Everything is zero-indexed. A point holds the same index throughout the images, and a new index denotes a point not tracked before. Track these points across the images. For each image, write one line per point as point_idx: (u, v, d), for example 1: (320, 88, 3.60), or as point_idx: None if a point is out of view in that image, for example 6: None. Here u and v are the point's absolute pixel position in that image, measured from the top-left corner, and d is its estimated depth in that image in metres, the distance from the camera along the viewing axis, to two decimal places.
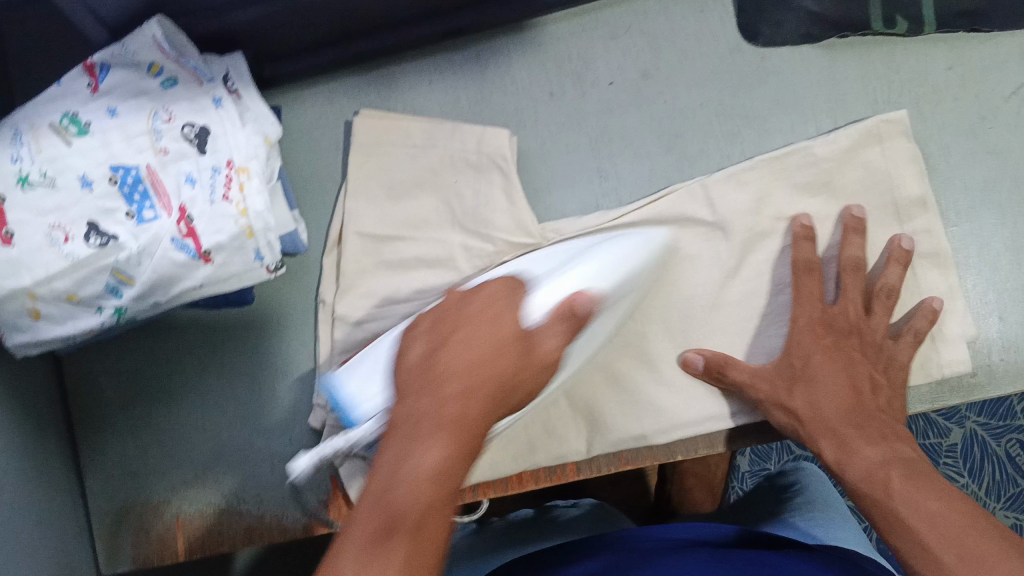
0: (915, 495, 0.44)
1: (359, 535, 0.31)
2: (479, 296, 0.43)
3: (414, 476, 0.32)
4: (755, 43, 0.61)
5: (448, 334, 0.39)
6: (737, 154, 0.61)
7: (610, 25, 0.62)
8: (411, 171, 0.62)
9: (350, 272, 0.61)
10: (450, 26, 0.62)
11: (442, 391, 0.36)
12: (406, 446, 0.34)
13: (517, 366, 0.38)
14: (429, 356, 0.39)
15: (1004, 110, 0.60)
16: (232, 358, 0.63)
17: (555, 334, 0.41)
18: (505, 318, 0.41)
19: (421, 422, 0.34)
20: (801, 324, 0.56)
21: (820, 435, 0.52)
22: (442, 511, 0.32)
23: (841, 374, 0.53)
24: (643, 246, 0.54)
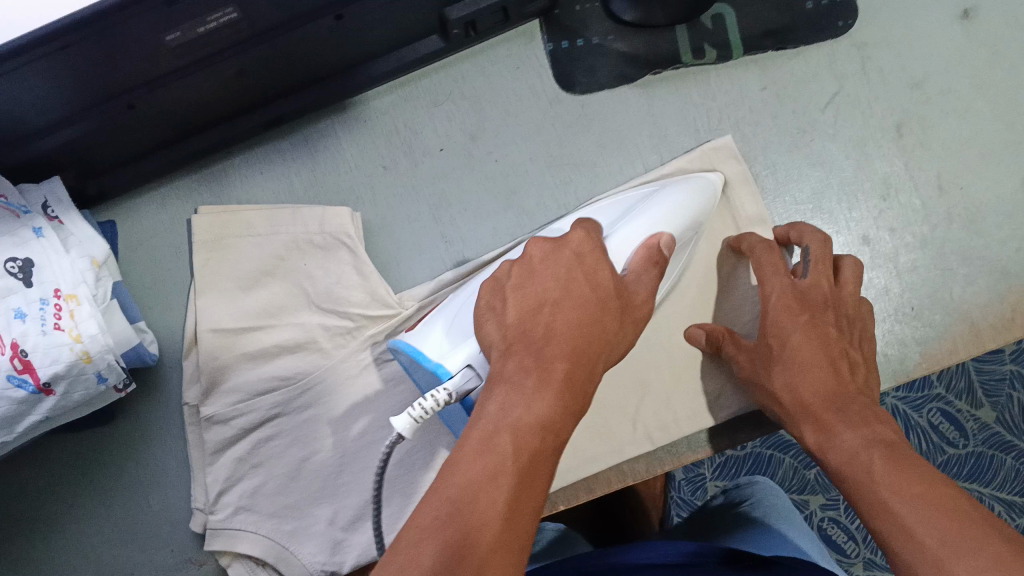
0: (897, 478, 0.42)
1: (474, 468, 0.35)
2: (570, 250, 0.44)
3: (518, 424, 0.37)
4: (573, 92, 0.62)
5: (547, 297, 0.42)
6: (574, 203, 0.61)
7: (432, 92, 0.63)
8: (257, 261, 0.61)
9: (210, 371, 0.59)
10: (271, 117, 0.61)
11: (545, 351, 0.40)
12: (522, 392, 0.38)
13: (614, 322, 0.42)
14: (529, 315, 0.42)
15: (821, 121, 0.62)
16: (100, 478, 0.61)
17: (644, 281, 0.46)
18: (602, 270, 0.44)
19: (535, 371, 0.39)
20: (774, 302, 0.54)
21: (801, 419, 0.50)
22: (541, 457, 0.37)
23: (819, 352, 0.52)
24: (700, 189, 0.56)
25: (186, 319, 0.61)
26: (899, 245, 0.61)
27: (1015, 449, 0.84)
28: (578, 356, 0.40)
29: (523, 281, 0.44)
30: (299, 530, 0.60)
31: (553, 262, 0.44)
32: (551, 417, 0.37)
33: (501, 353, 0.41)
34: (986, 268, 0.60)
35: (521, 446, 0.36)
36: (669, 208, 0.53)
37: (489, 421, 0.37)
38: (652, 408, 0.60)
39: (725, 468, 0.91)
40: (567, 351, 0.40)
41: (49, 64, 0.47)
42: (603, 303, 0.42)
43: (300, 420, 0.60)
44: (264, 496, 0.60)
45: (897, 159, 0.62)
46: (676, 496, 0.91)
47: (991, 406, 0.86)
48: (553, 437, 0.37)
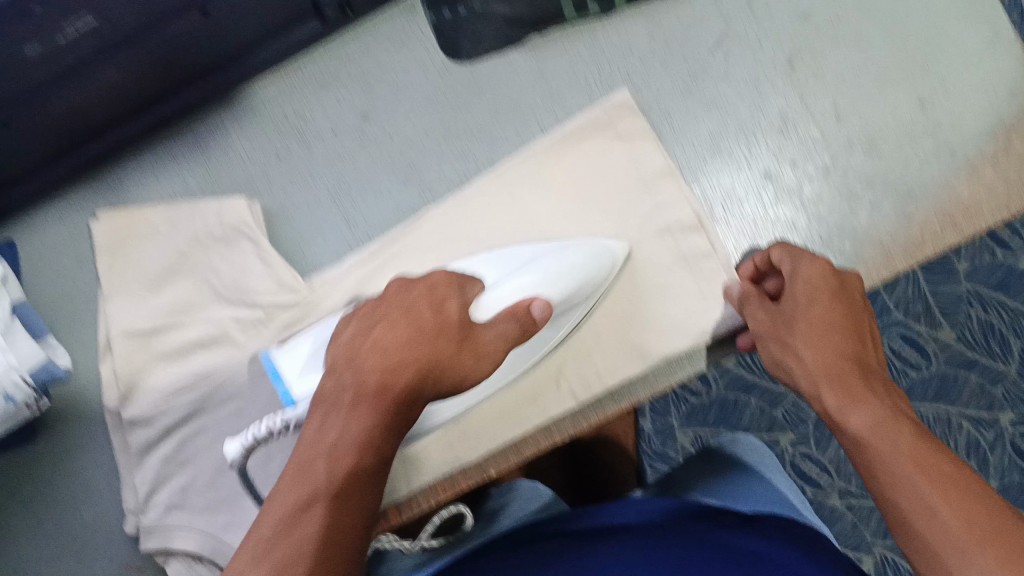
0: (928, 457, 0.43)
1: (304, 531, 0.42)
2: (402, 297, 0.52)
3: (297, 525, 0.41)
4: (460, 60, 0.62)
5: (383, 317, 0.51)
6: (473, 169, 0.61)
7: (317, 74, 0.62)
8: (161, 260, 0.60)
9: (126, 374, 0.59)
10: (155, 119, 0.60)
11: (362, 367, 0.48)
12: (333, 416, 0.47)
13: (445, 353, 0.49)
14: (358, 337, 0.50)
15: (712, 64, 0.62)
16: (32, 495, 0.61)
17: (503, 328, 0.51)
18: (447, 304, 0.51)
19: (355, 395, 0.47)
20: (803, 278, 0.52)
21: (823, 382, 0.49)
22: (362, 473, 0.46)
23: (840, 325, 0.51)
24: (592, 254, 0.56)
25: (99, 324, 0.60)
26: (802, 177, 0.60)
27: (977, 365, 0.91)
28: (393, 370, 0.48)
29: (374, 309, 0.51)
30: (235, 523, 0.59)
31: (397, 297, 0.52)
32: (365, 433, 0.46)
33: (331, 370, 0.50)
34: (891, 192, 0.60)
35: (332, 468, 0.45)
36: (556, 262, 0.54)
37: (310, 444, 0.46)
38: (575, 364, 0.59)
39: (693, 416, 0.93)
40: (388, 367, 0.48)
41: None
42: (437, 331, 0.49)
43: (222, 416, 0.59)
44: (194, 492, 0.59)
45: (792, 93, 0.61)
46: (646, 449, 0.94)
47: (950, 326, 0.91)
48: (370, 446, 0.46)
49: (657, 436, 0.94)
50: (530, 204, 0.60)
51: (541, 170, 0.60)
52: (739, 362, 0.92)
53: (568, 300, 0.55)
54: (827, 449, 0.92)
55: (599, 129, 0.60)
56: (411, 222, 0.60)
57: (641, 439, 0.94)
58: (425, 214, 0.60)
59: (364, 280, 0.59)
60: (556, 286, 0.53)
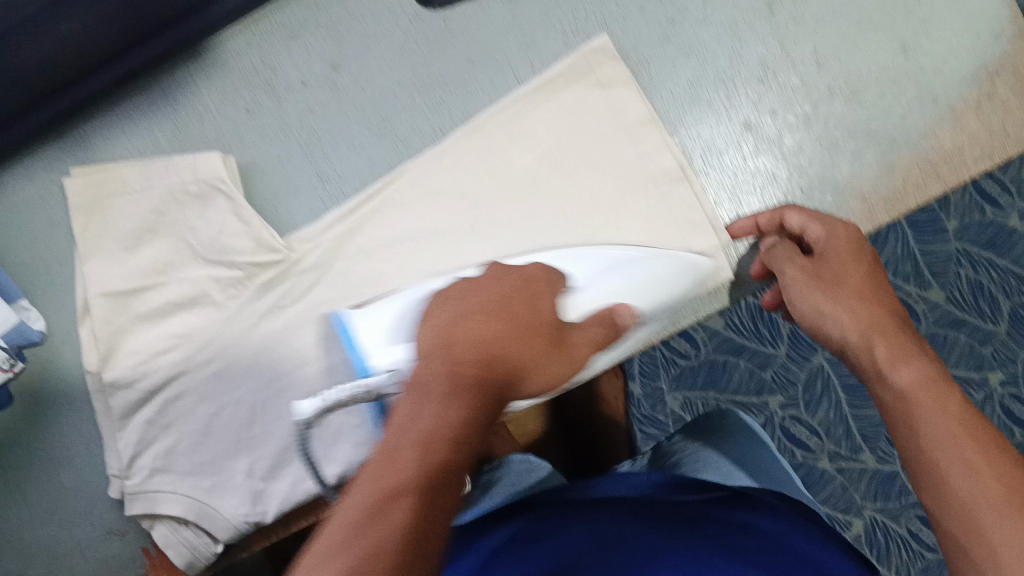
0: (963, 433, 0.44)
1: (385, 486, 0.36)
2: (496, 281, 0.49)
3: (424, 440, 0.38)
4: (432, 8, 0.60)
5: (474, 308, 0.46)
6: (448, 124, 0.60)
7: (286, 25, 0.60)
8: (137, 219, 0.58)
9: (105, 337, 0.58)
10: (121, 73, 0.58)
11: (461, 355, 0.43)
12: (425, 402, 0.40)
13: (540, 352, 0.46)
14: (451, 325, 0.45)
15: (691, 8, 0.60)
16: (10, 462, 0.60)
17: (592, 332, 0.50)
18: (541, 301, 0.48)
19: (433, 384, 0.41)
20: (838, 237, 0.52)
21: (868, 340, 0.49)
22: (447, 472, 0.38)
23: (872, 288, 0.51)
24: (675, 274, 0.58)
25: (77, 284, 0.59)
26: (782, 127, 0.60)
27: (967, 326, 0.90)
28: (490, 362, 0.43)
29: (460, 297, 0.48)
30: (218, 486, 0.59)
31: (484, 288, 0.48)
32: (460, 425, 0.40)
33: (428, 355, 0.44)
34: (872, 141, 0.59)
35: (429, 461, 0.38)
36: (630, 277, 0.57)
37: (402, 424, 0.39)
38: None
39: (683, 379, 0.93)
40: (480, 361, 0.43)
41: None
42: (535, 330, 0.46)
43: (203, 377, 0.58)
44: (179, 455, 0.59)
45: (773, 37, 0.60)
46: (636, 412, 0.93)
47: (940, 286, 0.90)
48: (460, 441, 0.39)
49: (647, 400, 0.93)
50: (511, 157, 0.59)
51: (520, 122, 0.59)
52: (728, 323, 0.92)
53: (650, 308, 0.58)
54: (817, 412, 0.91)
55: (579, 76, 0.59)
56: (389, 178, 0.59)
57: (631, 403, 0.93)
58: (402, 170, 0.59)
59: (342, 238, 0.59)
60: (642, 298, 0.57)
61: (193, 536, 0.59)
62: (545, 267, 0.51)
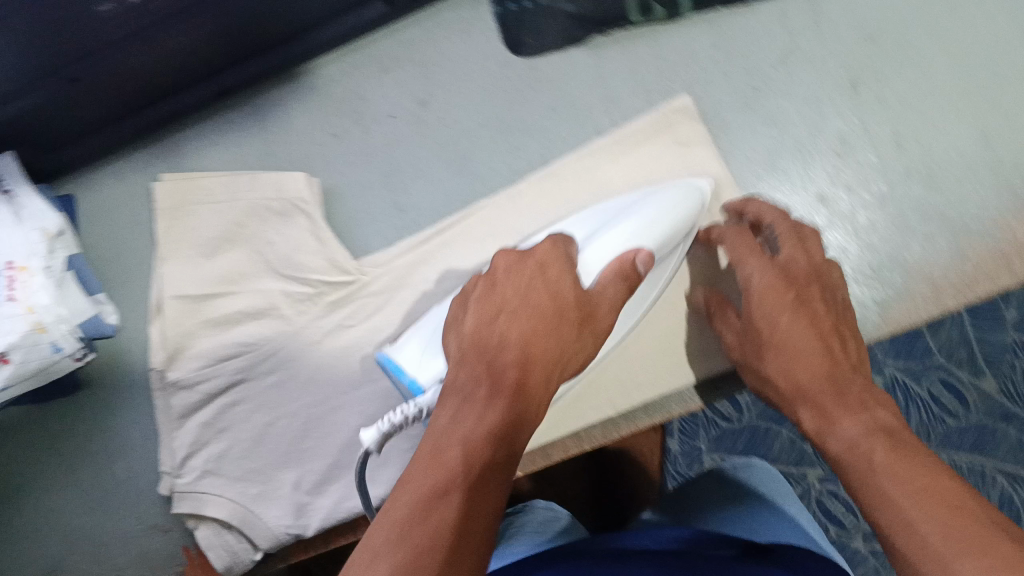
0: (904, 469, 0.39)
1: (422, 487, 0.36)
2: (530, 262, 0.47)
3: (468, 440, 0.38)
4: (521, 54, 0.62)
5: (505, 304, 0.45)
6: (525, 166, 0.61)
7: (380, 59, 0.63)
8: (218, 227, 0.60)
9: (174, 337, 0.59)
10: (218, 88, 0.61)
11: (496, 362, 0.42)
12: (469, 405, 0.40)
13: (563, 338, 0.44)
14: (486, 324, 0.44)
15: (774, 78, 0.61)
16: (69, 448, 0.62)
17: (614, 290, 0.48)
18: (565, 280, 0.46)
19: (484, 386, 0.41)
20: (760, 287, 0.50)
21: (797, 403, 0.47)
22: (486, 467, 0.37)
23: (807, 327, 0.48)
24: (669, 202, 0.55)
25: (152, 284, 0.61)
26: (856, 203, 0.60)
27: (1018, 419, 0.86)
28: (535, 342, 0.43)
29: (487, 290, 0.46)
30: (264, 494, 0.59)
31: (516, 276, 0.46)
32: (496, 425, 0.39)
33: (457, 366, 0.43)
34: (945, 225, 0.59)
35: (467, 459, 0.37)
36: (642, 217, 0.53)
37: (445, 427, 0.39)
38: (615, 376, 0.59)
39: (724, 442, 0.92)
40: (521, 358, 0.42)
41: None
42: (561, 312, 0.44)
43: (264, 386, 0.60)
44: (230, 461, 0.59)
45: (853, 115, 0.61)
46: (670, 471, 0.93)
47: (993, 376, 0.87)
48: (501, 441, 0.39)
49: (683, 459, 0.93)
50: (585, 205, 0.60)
51: (596, 170, 0.60)
52: None
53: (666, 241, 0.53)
54: None
55: (658, 134, 0.60)
56: (462, 214, 0.60)
57: (665, 458, 0.93)
58: (476, 209, 0.60)
59: (411, 267, 0.60)
60: (652, 231, 0.52)
61: (234, 540, 0.59)
62: (558, 238, 0.49)
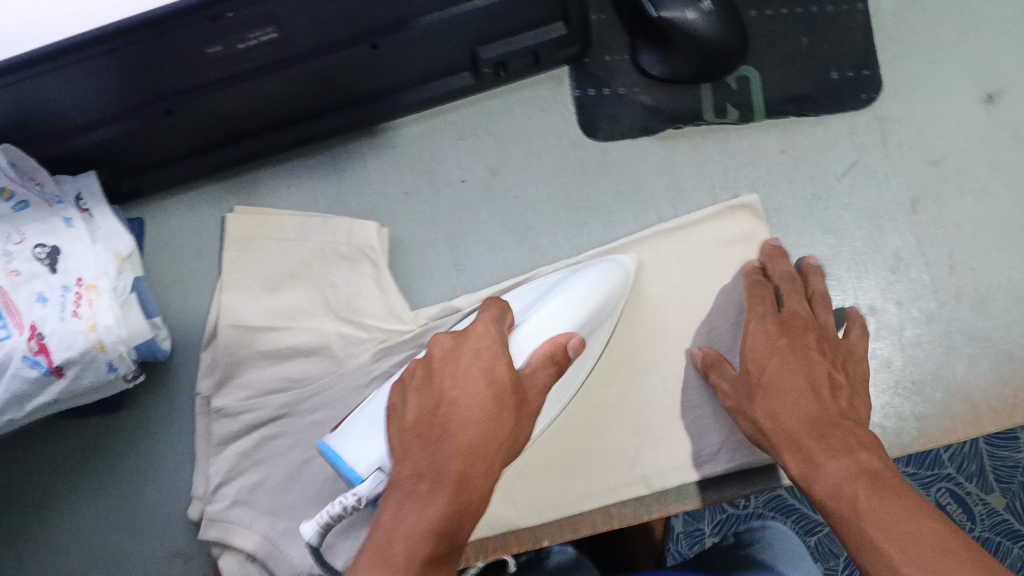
0: (883, 513, 0.44)
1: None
2: (467, 347, 0.48)
3: (413, 532, 0.40)
4: (595, 138, 0.64)
5: (444, 396, 0.46)
6: (585, 244, 0.63)
7: (458, 126, 0.65)
8: (284, 263, 0.62)
9: (225, 364, 0.60)
10: (302, 134, 0.63)
11: (438, 454, 0.44)
12: (409, 504, 0.42)
13: (501, 428, 0.46)
14: (428, 414, 0.46)
15: (837, 189, 0.63)
16: (102, 465, 0.63)
17: (542, 376, 0.50)
18: (500, 365, 0.48)
19: (433, 484, 0.42)
20: (752, 339, 0.56)
21: (786, 448, 0.51)
22: (434, 558, 0.40)
23: (799, 376, 0.53)
24: (612, 272, 0.57)
25: (210, 311, 0.63)
26: (905, 318, 0.61)
27: None
28: (478, 441, 0.44)
29: (429, 377, 0.48)
30: (292, 531, 0.59)
31: (452, 365, 0.47)
32: (443, 518, 0.41)
33: (403, 456, 0.45)
34: (991, 350, 0.60)
35: (414, 553, 0.39)
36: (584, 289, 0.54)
37: (383, 529, 0.41)
38: (652, 454, 0.60)
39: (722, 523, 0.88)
40: (465, 449, 0.44)
41: (73, 73, 0.49)
42: (499, 400, 0.46)
43: (305, 423, 0.61)
44: (264, 493, 0.60)
45: (911, 234, 0.62)
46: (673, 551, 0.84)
47: (1002, 492, 0.78)
48: (451, 534, 0.41)
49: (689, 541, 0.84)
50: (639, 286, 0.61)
51: (656, 254, 0.62)
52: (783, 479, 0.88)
53: (600, 316, 0.55)
54: None
55: (721, 225, 0.62)
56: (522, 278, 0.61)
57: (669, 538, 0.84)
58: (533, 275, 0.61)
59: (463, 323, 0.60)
60: (589, 309, 0.54)
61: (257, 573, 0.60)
62: (492, 316, 0.51)
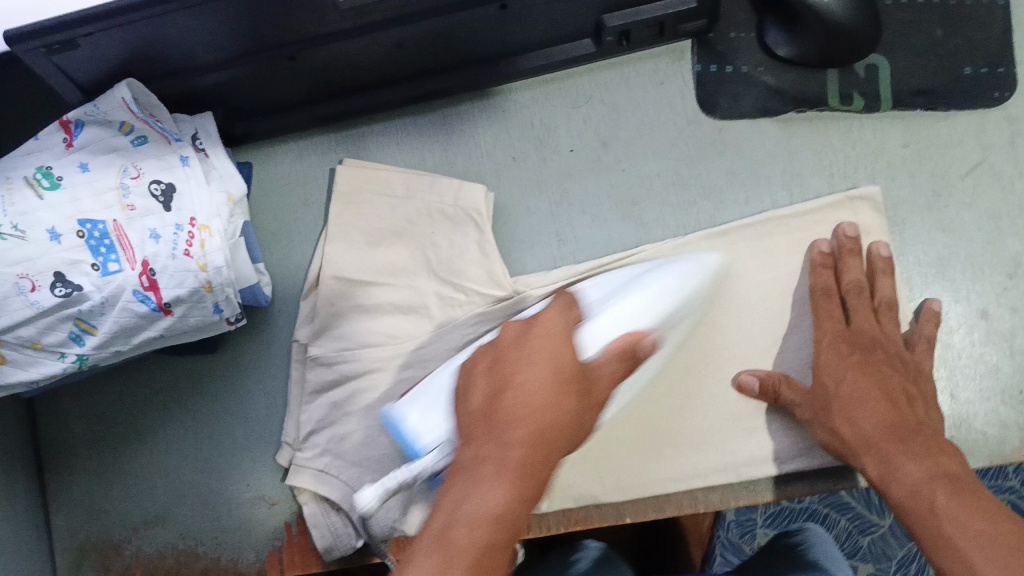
0: (961, 512, 0.45)
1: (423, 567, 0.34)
2: (534, 337, 0.42)
3: (475, 517, 0.35)
4: (712, 116, 0.63)
5: (509, 378, 0.40)
6: (692, 223, 0.62)
7: (572, 93, 0.64)
8: (389, 220, 0.62)
9: (325, 315, 0.61)
10: (416, 91, 0.63)
11: (502, 438, 0.37)
12: (472, 484, 0.36)
13: (572, 413, 0.39)
14: (491, 400, 0.40)
15: (959, 188, 0.61)
16: (195, 404, 0.63)
17: (613, 370, 0.43)
18: (566, 353, 0.41)
19: (484, 466, 0.37)
20: (824, 357, 0.57)
21: (864, 453, 0.52)
22: (497, 549, 0.35)
23: (875, 388, 0.54)
24: (691, 270, 0.55)
25: (313, 261, 0.63)
26: (1017, 326, 0.59)
27: None
28: (535, 422, 0.38)
29: (495, 361, 0.42)
30: (377, 484, 0.59)
31: (521, 350, 0.41)
32: (504, 506, 0.35)
33: (467, 441, 0.39)
34: None
35: (473, 541, 0.34)
36: (663, 292, 0.52)
37: (442, 514, 0.36)
38: (745, 441, 0.58)
39: (779, 518, 0.80)
40: (525, 434, 0.37)
41: (208, 10, 0.48)
42: (562, 383, 0.39)
43: (395, 380, 0.60)
44: (352, 444, 0.60)
45: None
46: (722, 537, 0.80)
47: None
48: (515, 522, 0.36)
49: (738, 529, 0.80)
50: (749, 270, 0.60)
51: (768, 239, 0.60)
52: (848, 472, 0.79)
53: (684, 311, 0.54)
54: None
55: (838, 216, 0.60)
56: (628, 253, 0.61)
57: (718, 524, 0.80)
58: (640, 251, 0.60)
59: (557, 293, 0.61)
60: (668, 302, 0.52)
61: (340, 524, 0.59)
62: (559, 306, 0.46)
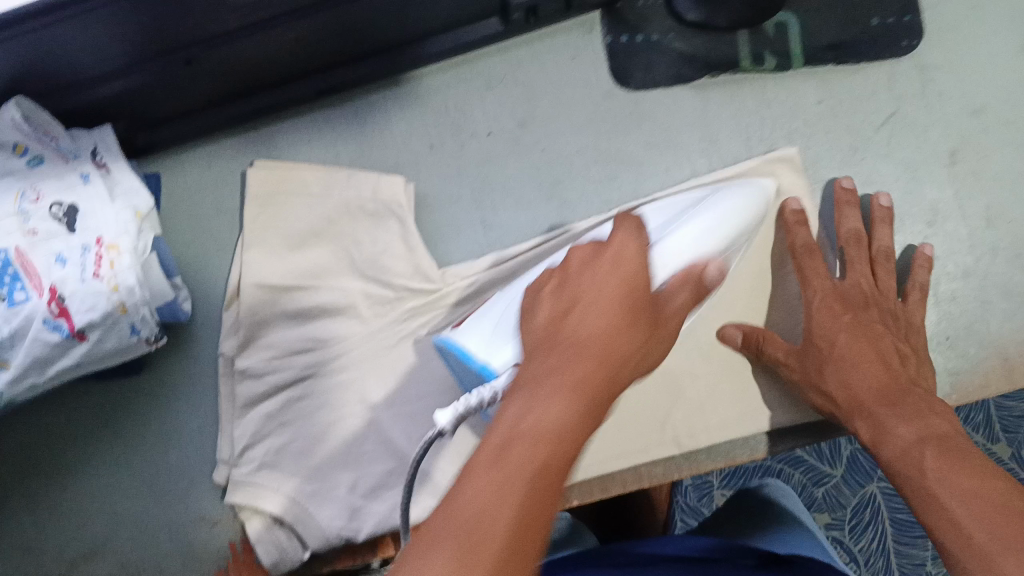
0: (952, 476, 0.43)
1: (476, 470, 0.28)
2: (609, 256, 0.36)
3: (539, 428, 0.29)
4: (627, 87, 0.62)
5: (581, 295, 0.35)
6: (617, 197, 0.61)
7: (485, 75, 0.63)
8: (308, 221, 0.60)
9: (247, 323, 0.58)
10: (325, 85, 0.61)
11: (566, 351, 0.33)
12: (531, 393, 0.31)
13: (641, 345, 0.34)
14: (558, 320, 0.35)
15: (875, 141, 0.61)
16: (124, 428, 0.61)
17: (681, 297, 0.39)
18: (644, 274, 0.36)
19: (551, 376, 0.31)
20: (816, 313, 0.55)
21: (857, 416, 0.51)
22: (552, 470, 0.28)
23: (869, 351, 0.53)
24: (749, 197, 0.52)
25: (232, 269, 0.60)
26: (940, 273, 0.60)
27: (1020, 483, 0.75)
28: (608, 346, 0.33)
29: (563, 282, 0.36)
30: (319, 493, 0.57)
31: (591, 271, 0.36)
32: (566, 419, 0.30)
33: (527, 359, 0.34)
34: None
35: (533, 453, 0.28)
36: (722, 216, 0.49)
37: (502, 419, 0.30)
38: (685, 414, 0.58)
39: (734, 478, 0.81)
40: (591, 353, 0.32)
41: (95, 19, 0.46)
42: (635, 310, 0.34)
43: (329, 384, 0.58)
44: (290, 455, 0.57)
45: (949, 187, 0.61)
46: (681, 502, 0.81)
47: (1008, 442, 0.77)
48: (573, 446, 0.29)
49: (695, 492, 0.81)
50: None
51: None
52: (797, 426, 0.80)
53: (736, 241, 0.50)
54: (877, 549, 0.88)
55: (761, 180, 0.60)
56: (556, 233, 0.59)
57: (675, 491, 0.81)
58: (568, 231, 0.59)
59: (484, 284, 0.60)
60: (716, 237, 0.48)
61: (284, 537, 0.57)
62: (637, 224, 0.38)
